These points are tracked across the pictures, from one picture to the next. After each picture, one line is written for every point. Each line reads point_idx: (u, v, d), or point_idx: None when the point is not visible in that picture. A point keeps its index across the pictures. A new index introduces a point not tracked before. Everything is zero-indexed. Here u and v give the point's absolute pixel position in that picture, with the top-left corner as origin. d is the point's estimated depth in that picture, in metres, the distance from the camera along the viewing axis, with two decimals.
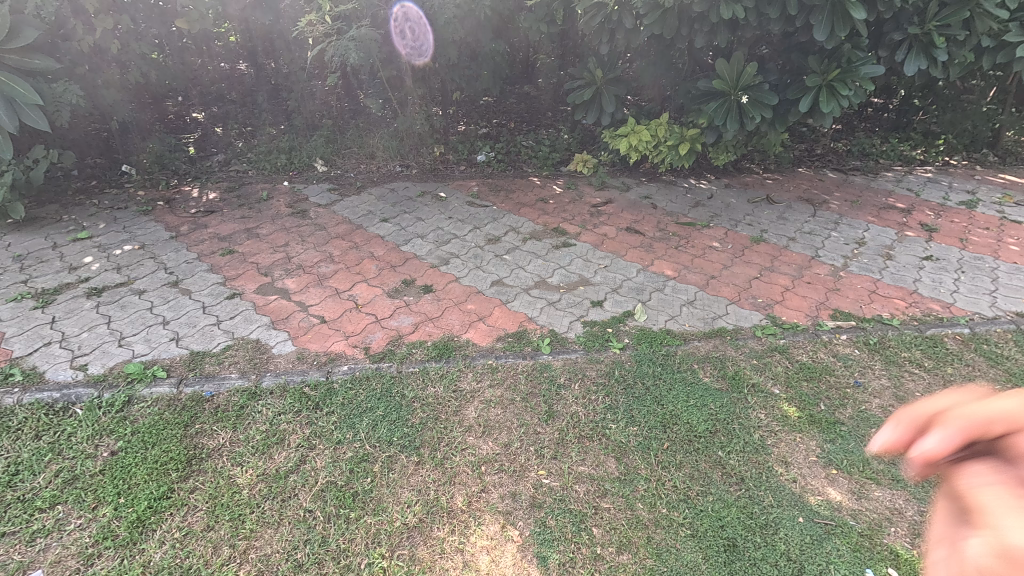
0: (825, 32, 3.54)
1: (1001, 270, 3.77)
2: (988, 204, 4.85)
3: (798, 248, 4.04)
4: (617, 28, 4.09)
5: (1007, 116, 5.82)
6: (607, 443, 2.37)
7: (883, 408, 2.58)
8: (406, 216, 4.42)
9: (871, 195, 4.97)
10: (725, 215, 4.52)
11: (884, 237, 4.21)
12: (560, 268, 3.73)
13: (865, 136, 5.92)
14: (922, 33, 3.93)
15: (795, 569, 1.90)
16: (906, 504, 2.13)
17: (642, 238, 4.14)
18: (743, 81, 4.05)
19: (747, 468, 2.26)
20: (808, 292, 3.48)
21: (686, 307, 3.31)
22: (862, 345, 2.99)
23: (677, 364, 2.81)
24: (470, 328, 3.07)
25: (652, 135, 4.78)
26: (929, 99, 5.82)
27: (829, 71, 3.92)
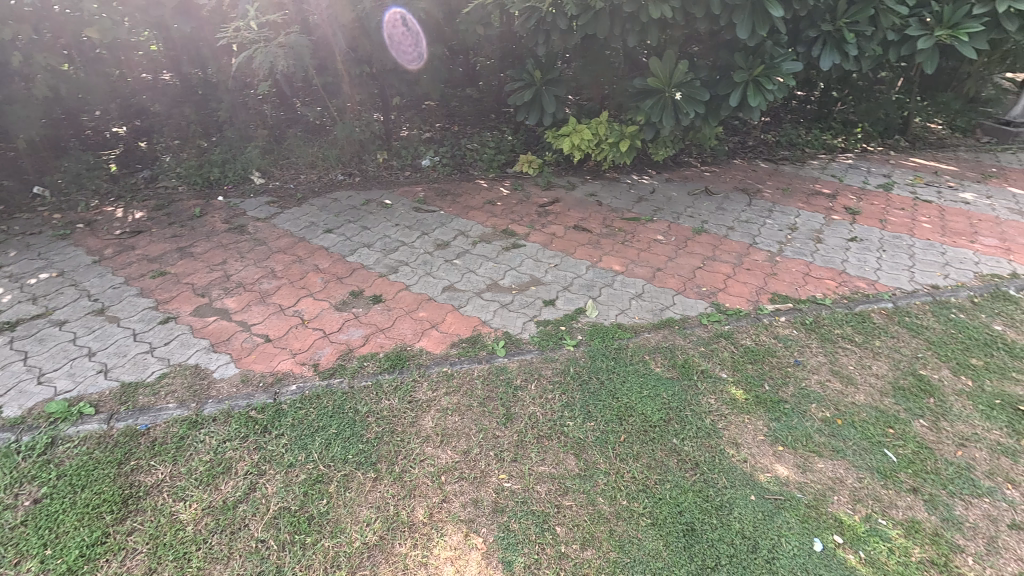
0: (747, 30, 3.71)
1: (917, 247, 4.08)
2: (903, 186, 5.23)
3: (736, 236, 4.22)
4: (553, 28, 4.15)
5: (914, 104, 6.32)
6: (566, 441, 2.38)
7: (821, 383, 2.73)
8: (351, 226, 4.31)
9: (799, 182, 5.26)
10: (667, 209, 4.67)
11: (814, 222, 4.46)
12: (511, 269, 3.73)
13: (791, 127, 6.28)
14: (834, 30, 4.20)
15: (750, 546, 1.97)
16: (846, 472, 2.26)
17: (590, 235, 4.21)
18: (675, 78, 4.19)
19: (701, 453, 2.33)
20: (748, 278, 3.64)
21: (635, 300, 3.39)
22: (799, 325, 3.15)
23: (629, 357, 2.87)
24: (423, 337, 3.02)
25: (593, 134, 4.88)
26: (846, 91, 6.24)
27: (754, 67, 4.12)
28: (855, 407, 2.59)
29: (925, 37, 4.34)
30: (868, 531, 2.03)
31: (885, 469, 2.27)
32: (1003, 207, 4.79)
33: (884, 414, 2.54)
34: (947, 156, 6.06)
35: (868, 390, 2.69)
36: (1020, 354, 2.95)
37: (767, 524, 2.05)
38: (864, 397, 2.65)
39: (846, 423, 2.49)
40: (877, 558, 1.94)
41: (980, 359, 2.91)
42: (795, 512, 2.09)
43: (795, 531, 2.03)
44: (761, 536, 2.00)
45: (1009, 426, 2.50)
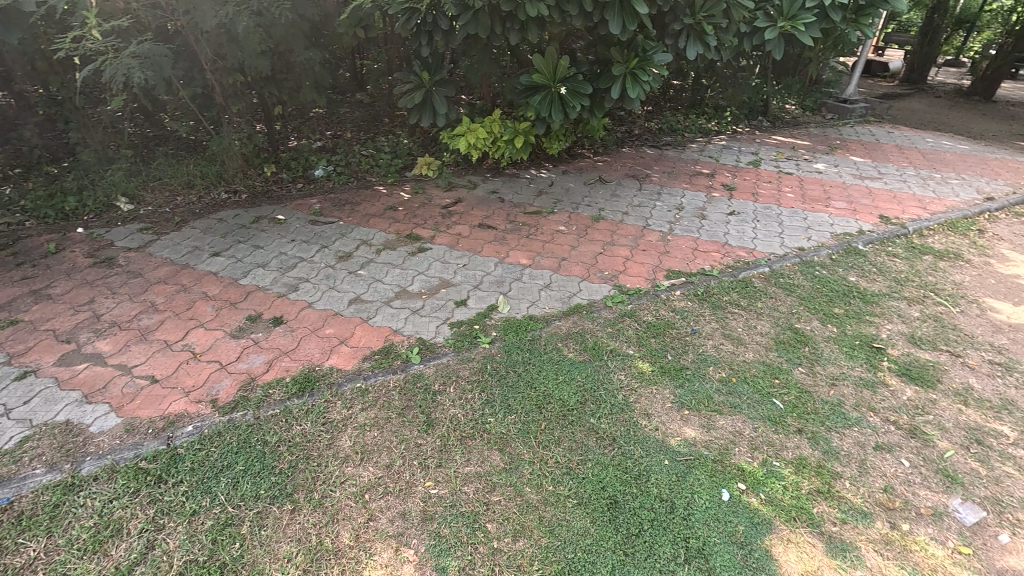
0: (619, 26, 3.89)
1: (784, 215, 4.56)
2: (768, 162, 5.83)
3: (631, 220, 4.47)
4: (434, 29, 4.12)
5: (770, 87, 7.08)
6: (489, 437, 2.40)
7: (716, 346, 2.98)
8: (241, 246, 4.01)
9: (682, 165, 5.68)
10: (566, 199, 4.84)
11: (697, 200, 4.84)
12: (419, 274, 3.68)
13: (671, 115, 6.79)
14: (695, 23, 4.51)
15: (668, 507, 2.10)
16: (744, 425, 2.49)
17: (495, 232, 4.26)
18: (559, 73, 4.34)
19: (617, 428, 2.45)
20: (644, 258, 3.88)
21: (543, 291, 3.48)
22: (692, 297, 3.41)
23: (543, 346, 2.95)
24: (332, 354, 2.88)
25: (488, 132, 4.95)
26: (713, 79, 6.85)
27: (629, 60, 4.37)
28: (745, 364, 2.86)
29: (771, 28, 4.85)
30: (766, 474, 2.25)
31: (775, 416, 2.53)
32: (848, 174, 5.50)
33: (770, 368, 2.83)
34: (801, 132, 6.84)
35: (756, 348, 2.98)
36: (870, 300, 3.41)
37: (681, 484, 2.20)
38: (752, 354, 2.93)
39: (739, 380, 2.74)
40: (775, 497, 2.16)
41: (841, 308, 3.32)
42: (704, 468, 2.27)
43: (705, 485, 2.20)
44: (676, 496, 2.15)
45: (867, 362, 2.88)
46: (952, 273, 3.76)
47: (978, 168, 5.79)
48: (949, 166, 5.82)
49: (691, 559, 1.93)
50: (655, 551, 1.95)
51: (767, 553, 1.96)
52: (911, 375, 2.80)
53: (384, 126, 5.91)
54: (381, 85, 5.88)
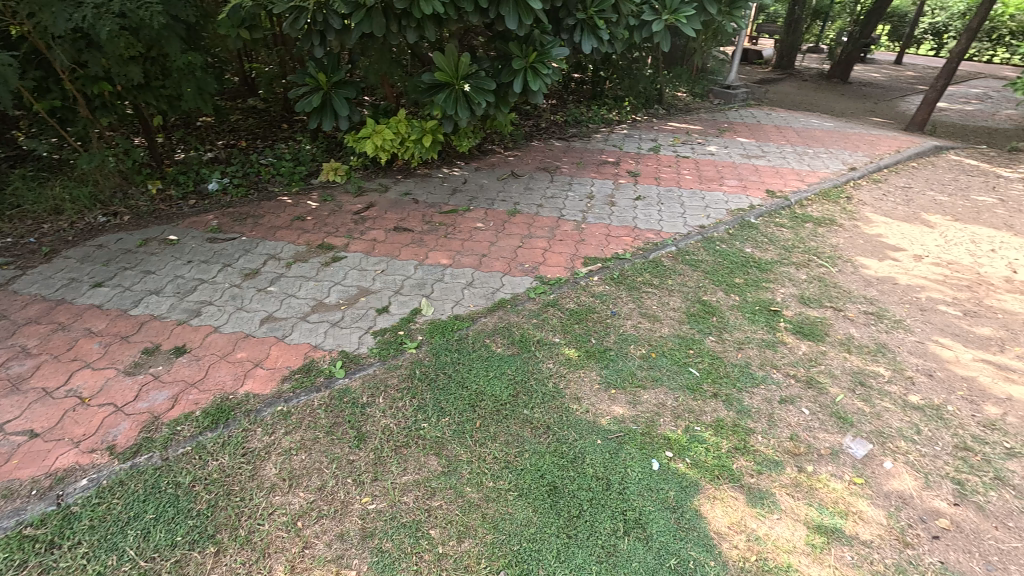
0: (515, 21, 3.93)
1: (684, 196, 4.88)
2: (667, 147, 6.19)
3: (546, 212, 4.57)
4: (325, 28, 3.94)
5: (663, 77, 7.54)
6: (425, 443, 2.36)
7: (635, 325, 3.13)
8: (128, 273, 3.62)
9: (589, 155, 5.89)
10: (481, 196, 4.85)
11: (605, 188, 5.04)
12: (335, 285, 3.52)
13: (574, 107, 7.07)
14: (587, 18, 4.66)
15: (604, 484, 2.19)
16: (666, 396, 2.64)
17: (412, 235, 4.17)
18: (461, 70, 4.32)
19: (550, 415, 2.51)
20: (562, 248, 3.98)
21: (466, 289, 3.47)
22: (610, 281, 3.55)
23: (471, 345, 2.94)
24: (246, 381, 2.69)
25: (394, 133, 4.84)
26: (611, 71, 7.24)
27: (529, 55, 4.39)
28: (662, 338, 3.03)
29: (656, 21, 5.13)
30: (690, 439, 2.40)
31: (692, 384, 2.71)
32: (737, 155, 5.98)
33: (684, 340, 3.02)
34: (693, 118, 7.33)
35: (670, 322, 3.17)
36: (765, 268, 3.73)
37: (614, 460, 2.29)
38: (668, 329, 3.11)
39: (658, 354, 2.90)
40: (700, 459, 2.31)
41: (741, 278, 3.61)
42: (635, 442, 2.38)
43: (637, 458, 2.31)
44: (611, 472, 2.24)
45: (767, 324, 3.16)
46: (829, 238, 4.21)
47: (841, 142, 6.53)
48: (819, 142, 6.50)
49: (630, 530, 2.01)
50: (596, 528, 2.02)
51: (696, 512, 2.09)
52: (804, 332, 3.11)
53: (283, 133, 5.68)
54: (274, 89, 5.58)
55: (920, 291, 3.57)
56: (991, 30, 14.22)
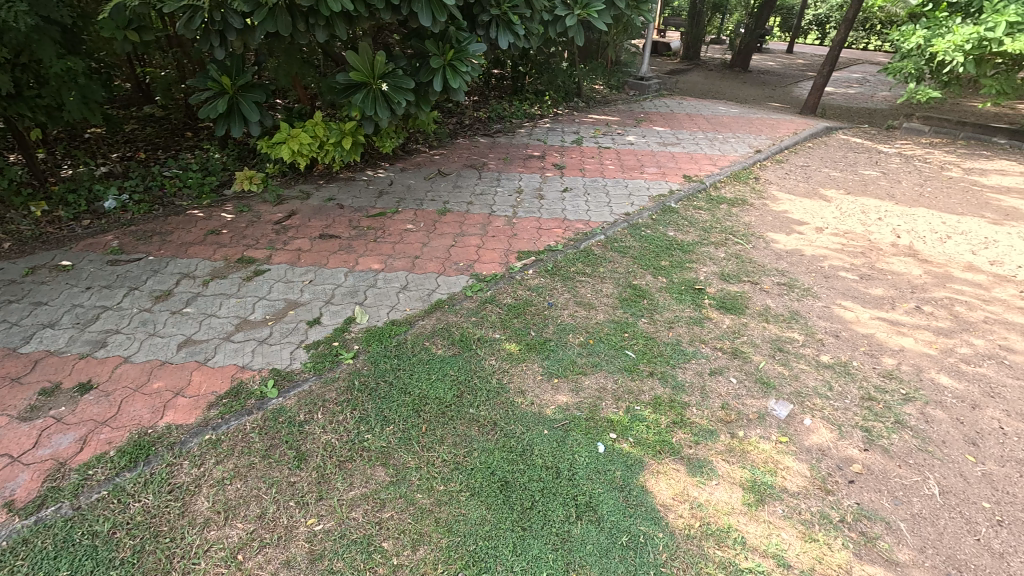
0: (428, 18, 3.86)
1: (609, 185, 5.04)
2: (589, 139, 6.36)
3: (476, 209, 4.56)
4: (225, 28, 3.68)
5: (580, 70, 7.74)
6: (370, 454, 2.29)
7: (572, 314, 3.20)
8: (14, 307, 3.23)
9: (515, 150, 5.93)
10: (409, 197, 4.75)
11: (533, 182, 5.10)
12: (260, 300, 3.33)
13: (496, 103, 7.15)
14: (502, 14, 4.67)
15: (554, 473, 2.22)
16: (606, 379, 2.72)
17: (339, 242, 4.02)
18: (377, 69, 4.19)
19: (495, 411, 2.51)
20: (495, 244, 3.99)
21: (401, 293, 3.39)
22: (544, 273, 3.61)
23: (410, 349, 2.88)
24: (166, 412, 2.48)
25: (312, 136, 4.64)
26: (529, 66, 7.40)
27: (446, 52, 4.34)
28: (598, 325, 3.12)
29: (569, 16, 5.24)
30: (631, 419, 2.50)
31: (630, 366, 2.81)
32: (654, 143, 6.25)
33: (619, 324, 3.12)
34: (612, 110, 7.58)
35: (605, 309, 3.27)
36: (688, 250, 3.94)
37: (562, 448, 2.34)
38: (603, 315, 3.20)
39: (596, 341, 2.99)
40: (642, 437, 2.40)
41: (666, 260, 3.79)
42: (580, 428, 2.44)
43: (583, 443, 2.37)
44: (560, 460, 2.28)
45: (693, 302, 3.34)
46: (742, 217, 4.51)
47: (746, 127, 7.00)
48: (727, 128, 6.93)
49: (582, 514, 2.06)
50: (549, 517, 2.05)
51: (643, 488, 2.18)
52: (727, 306, 3.31)
53: (187, 142, 5.30)
54: (173, 95, 5.18)
55: (823, 260, 3.91)
56: (864, 20, 15.76)
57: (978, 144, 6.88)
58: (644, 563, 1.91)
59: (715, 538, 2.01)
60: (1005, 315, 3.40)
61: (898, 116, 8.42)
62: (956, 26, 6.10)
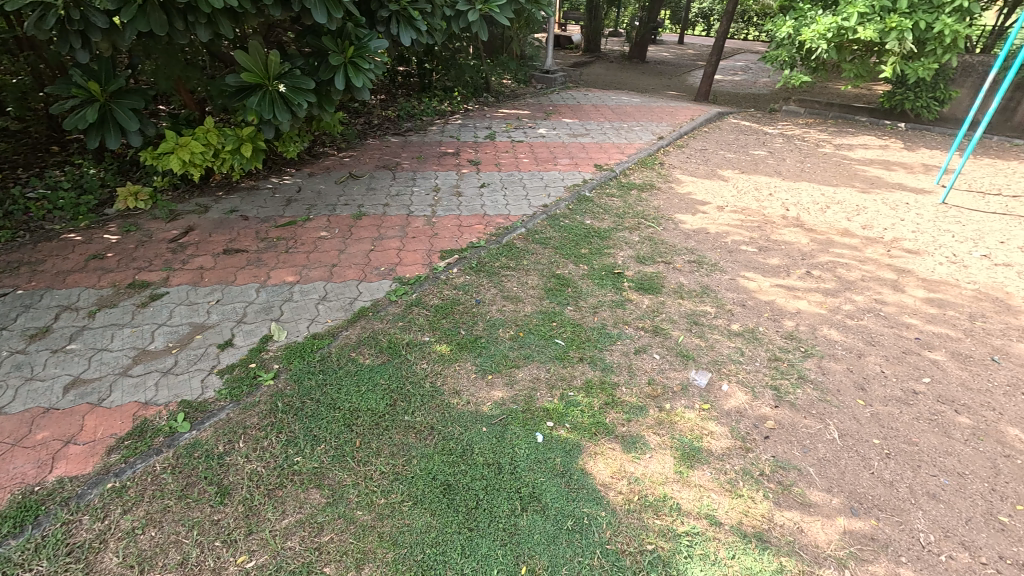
0: (323, 14, 3.67)
1: (525, 178, 5.10)
2: (501, 134, 6.40)
3: (393, 210, 4.43)
4: (87, 28, 3.27)
5: (486, 65, 7.75)
6: (301, 478, 2.17)
7: (499, 309, 3.21)
8: None
9: (428, 148, 5.84)
10: (320, 203, 4.53)
11: (449, 180, 5.05)
12: (160, 327, 3.03)
13: (405, 101, 7.00)
14: (401, 9, 4.54)
15: (496, 469, 2.23)
16: (539, 370, 2.77)
17: (246, 256, 3.75)
18: (272, 69, 3.93)
19: (431, 415, 2.47)
20: (416, 245, 3.91)
21: (321, 304, 3.23)
22: (469, 270, 3.59)
23: (336, 362, 2.75)
24: (56, 464, 2.20)
25: (204, 144, 4.29)
26: (435, 62, 7.30)
27: (345, 49, 4.16)
28: (527, 317, 3.16)
29: (471, 11, 5.21)
30: (566, 405, 2.55)
31: (561, 354, 2.88)
32: (564, 135, 6.40)
33: (547, 314, 3.18)
34: (521, 104, 7.67)
35: (532, 300, 3.31)
36: (605, 236, 4.09)
37: (502, 443, 2.34)
38: (530, 307, 3.25)
39: (525, 333, 3.02)
40: (578, 422, 2.47)
41: (586, 248, 3.91)
42: (518, 421, 2.46)
43: (522, 435, 2.39)
44: (501, 455, 2.29)
45: (614, 286, 3.47)
46: (652, 201, 4.75)
47: (648, 115, 7.36)
48: (631, 117, 7.26)
49: (527, 506, 2.09)
50: (495, 513, 2.05)
51: (583, 471, 2.24)
52: (645, 287, 3.48)
53: (55, 157, 4.70)
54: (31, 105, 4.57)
55: (726, 236, 4.22)
56: (742, 13, 17.09)
57: (844, 123, 7.72)
58: (591, 543, 1.97)
59: (653, 508, 2.11)
60: (878, 272, 3.85)
61: (778, 100, 9.25)
62: (818, 16, 6.78)
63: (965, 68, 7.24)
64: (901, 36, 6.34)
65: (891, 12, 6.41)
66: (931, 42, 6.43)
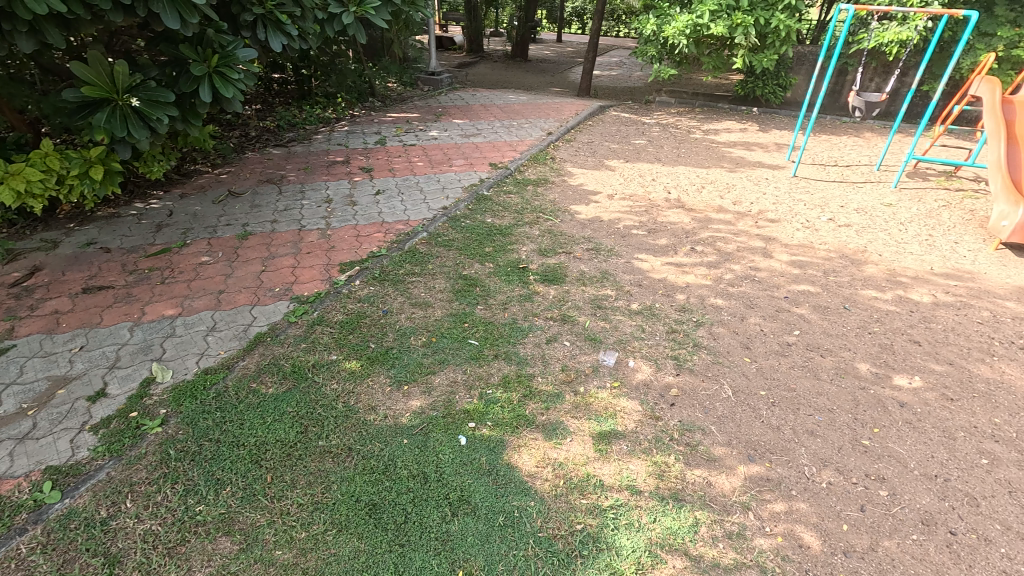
0: (175, 19, 3.33)
1: (421, 182, 5.03)
2: (392, 139, 6.25)
3: (282, 226, 4.16)
4: None
5: (368, 69, 7.52)
6: (207, 527, 1.98)
7: (409, 317, 3.15)
8: None
9: (314, 158, 5.55)
10: (197, 226, 4.13)
11: (342, 190, 4.84)
12: (9, 387, 2.59)
13: (283, 110, 6.60)
14: (267, 13, 4.25)
15: (422, 479, 2.19)
16: (456, 373, 2.75)
17: (113, 292, 3.33)
18: (120, 82, 3.49)
19: (348, 436, 2.36)
20: (312, 261, 3.71)
21: (210, 336, 2.96)
22: (372, 281, 3.47)
23: (234, 396, 2.54)
24: None
25: (43, 170, 3.73)
26: (312, 68, 6.96)
27: (208, 58, 3.80)
28: (438, 321, 3.13)
29: (345, 13, 5.01)
30: (487, 404, 2.57)
31: (476, 354, 2.88)
32: (457, 136, 6.40)
33: (458, 316, 3.17)
34: (409, 107, 7.55)
35: (441, 304, 3.28)
36: (506, 233, 4.15)
37: (425, 452, 2.30)
38: (440, 311, 3.22)
39: (438, 337, 2.99)
40: (499, 419, 2.49)
41: (490, 246, 3.95)
42: (439, 428, 2.43)
43: (445, 441, 2.36)
44: (426, 465, 2.25)
45: (520, 281, 3.55)
46: (548, 195, 4.91)
47: (536, 112, 7.58)
48: (519, 115, 7.42)
49: (457, 510, 2.07)
50: (425, 524, 2.01)
51: (509, 465, 2.27)
52: (550, 279, 3.59)
53: None
54: None
55: (619, 222, 4.47)
56: (611, 11, 18.14)
57: (709, 110, 8.51)
58: (523, 534, 2.00)
59: (579, 489, 2.19)
60: (750, 242, 4.30)
61: (651, 91, 9.98)
62: (676, 15, 7.39)
63: (800, 58, 8.28)
64: (746, 31, 7.10)
65: (735, 10, 7.15)
66: (770, 35, 7.28)
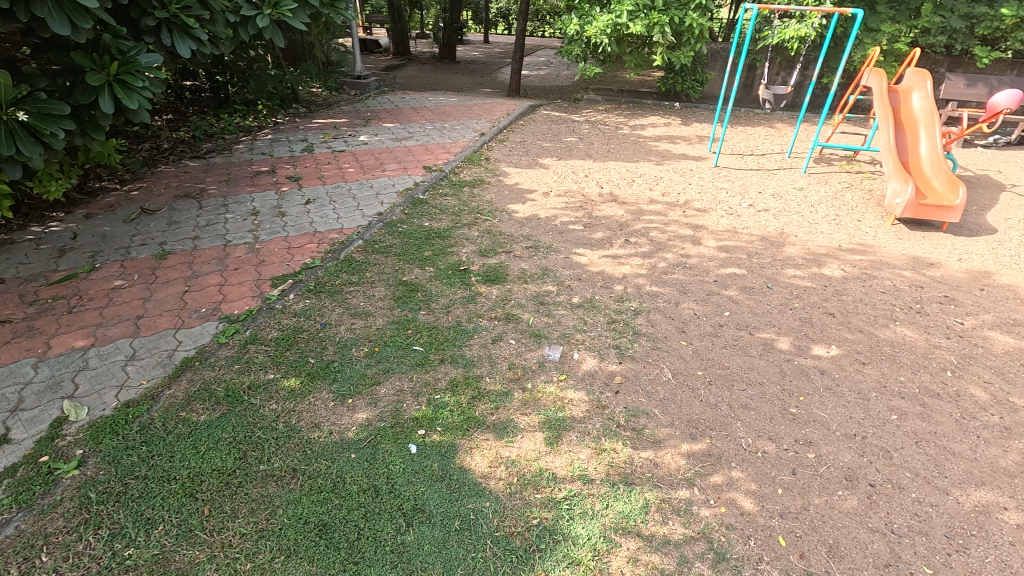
0: (65, 25, 3.05)
1: (353, 189, 4.89)
2: (320, 145, 6.04)
3: (205, 243, 3.92)
4: None
5: (290, 74, 7.21)
6: (138, 572, 1.83)
7: (349, 328, 3.05)
8: None
9: (236, 169, 5.27)
10: (107, 248, 3.81)
11: (268, 200, 4.62)
12: None
13: (199, 120, 6.21)
14: (171, 16, 3.97)
15: (373, 493, 2.13)
16: (402, 381, 2.70)
17: (11, 327, 3.01)
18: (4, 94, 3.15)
19: (291, 457, 2.26)
20: (241, 277, 3.52)
21: (129, 366, 2.73)
22: (307, 294, 3.34)
23: (162, 428, 2.36)
24: None
25: None
26: (228, 74, 6.59)
27: (107, 66, 3.51)
28: (380, 330, 3.05)
29: (259, 15, 4.77)
30: (435, 409, 2.54)
31: (421, 360, 2.84)
32: (387, 140, 6.28)
33: (400, 323, 3.11)
34: (336, 112, 7.32)
35: (382, 312, 3.21)
36: (445, 236, 4.12)
37: (375, 465, 2.24)
38: (382, 319, 3.14)
39: (381, 346, 2.92)
40: (450, 423, 2.47)
41: (429, 250, 3.90)
42: (387, 439, 2.38)
43: (395, 452, 2.31)
44: (376, 478, 2.19)
45: (462, 283, 3.53)
46: (484, 195, 4.92)
47: (467, 113, 7.57)
48: (450, 116, 7.38)
49: (412, 520, 2.04)
50: (380, 538, 1.96)
51: (461, 469, 2.26)
52: (492, 279, 3.60)
53: None
54: None
55: (555, 219, 4.55)
56: (535, 12, 18.39)
57: (635, 106, 8.83)
58: (480, 535, 2.00)
59: (533, 484, 2.21)
60: (680, 231, 4.50)
61: (579, 89, 10.22)
62: (596, 15, 7.61)
63: (713, 55, 8.76)
64: (663, 30, 7.42)
65: (652, 9, 7.45)
66: (685, 33, 7.63)
